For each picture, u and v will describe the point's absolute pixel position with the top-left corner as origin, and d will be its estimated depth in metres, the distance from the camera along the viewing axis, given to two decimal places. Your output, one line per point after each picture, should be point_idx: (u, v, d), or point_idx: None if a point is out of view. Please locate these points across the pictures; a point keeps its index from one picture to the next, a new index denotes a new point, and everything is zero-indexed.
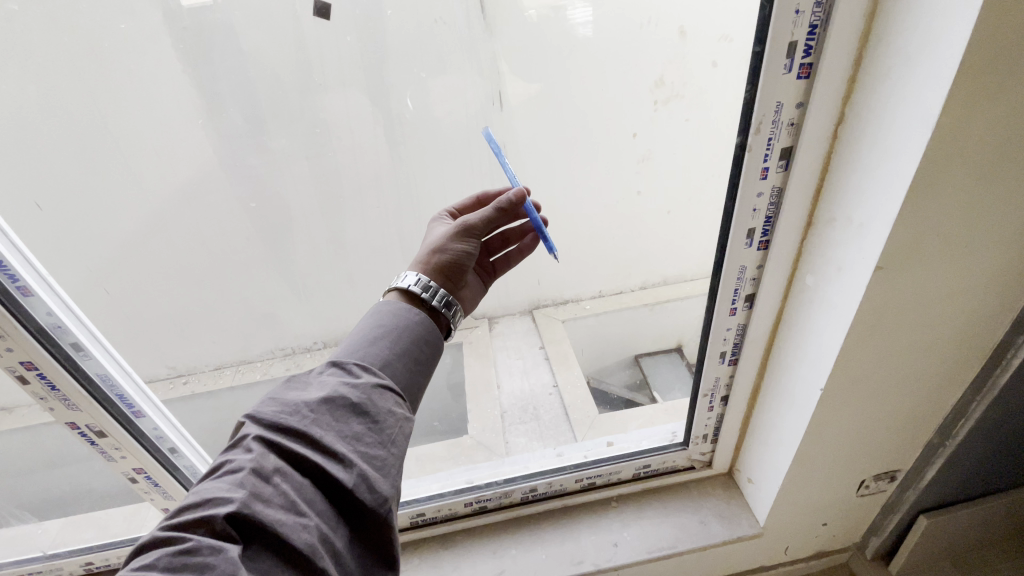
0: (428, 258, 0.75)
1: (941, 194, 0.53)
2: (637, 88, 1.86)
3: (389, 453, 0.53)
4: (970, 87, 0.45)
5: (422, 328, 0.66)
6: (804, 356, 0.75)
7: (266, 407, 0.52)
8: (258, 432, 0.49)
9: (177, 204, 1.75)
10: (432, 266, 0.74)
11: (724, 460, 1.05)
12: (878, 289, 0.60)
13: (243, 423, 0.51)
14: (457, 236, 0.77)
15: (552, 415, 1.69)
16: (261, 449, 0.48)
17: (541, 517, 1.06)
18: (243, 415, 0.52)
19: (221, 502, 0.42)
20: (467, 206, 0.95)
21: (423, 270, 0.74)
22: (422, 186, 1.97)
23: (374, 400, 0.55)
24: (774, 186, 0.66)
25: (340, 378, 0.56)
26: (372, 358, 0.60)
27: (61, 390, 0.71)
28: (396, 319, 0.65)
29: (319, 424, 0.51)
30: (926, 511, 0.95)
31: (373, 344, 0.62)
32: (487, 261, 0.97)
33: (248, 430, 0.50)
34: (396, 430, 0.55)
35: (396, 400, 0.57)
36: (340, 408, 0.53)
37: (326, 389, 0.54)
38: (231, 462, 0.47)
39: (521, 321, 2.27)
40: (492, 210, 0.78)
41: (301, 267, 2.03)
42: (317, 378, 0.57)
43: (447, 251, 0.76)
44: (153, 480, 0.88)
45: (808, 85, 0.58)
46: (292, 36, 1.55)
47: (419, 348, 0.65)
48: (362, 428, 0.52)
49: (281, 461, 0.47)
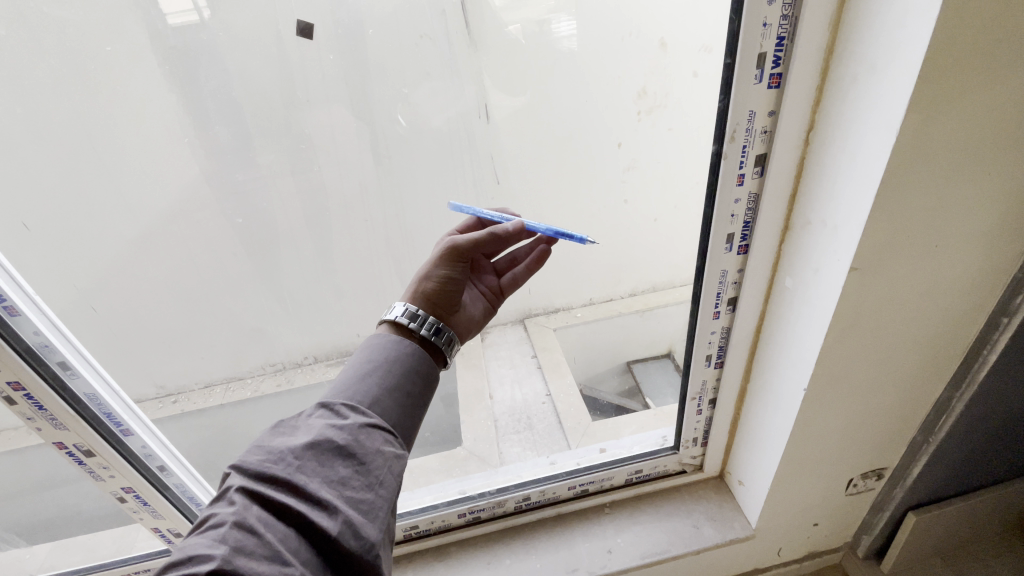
0: (415, 288, 0.77)
1: (909, 196, 0.55)
2: (620, 99, 1.90)
3: (376, 495, 0.53)
4: (930, 94, 0.48)
5: (412, 359, 0.68)
6: (786, 357, 0.76)
7: (251, 457, 0.52)
8: (241, 483, 0.49)
9: (165, 221, 1.75)
10: (419, 294, 0.76)
11: (715, 463, 1.06)
12: (853, 290, 0.62)
13: (228, 475, 0.51)
14: (444, 261, 0.78)
15: (545, 424, 1.69)
16: (244, 501, 0.47)
17: (535, 526, 1.06)
18: (228, 466, 0.52)
19: (203, 559, 0.41)
20: (469, 227, 0.95)
21: (411, 300, 0.75)
22: (411, 199, 1.98)
23: (361, 441, 0.55)
24: (751, 192, 0.68)
25: (327, 421, 0.57)
26: (360, 397, 0.61)
27: (48, 410, 0.71)
28: (386, 352, 0.67)
29: (304, 471, 0.51)
30: (914, 508, 0.96)
31: (362, 381, 0.63)
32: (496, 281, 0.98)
33: (231, 482, 0.50)
34: (384, 470, 0.55)
35: (384, 439, 0.58)
36: (326, 452, 0.53)
37: (312, 433, 0.54)
38: (214, 516, 0.46)
39: (513, 330, 2.29)
40: (484, 235, 0.77)
41: (291, 282, 2.03)
42: (304, 422, 0.57)
43: (432, 277, 0.78)
44: (143, 499, 0.87)
45: (779, 94, 0.60)
46: (276, 55, 1.58)
47: (410, 382, 0.66)
48: (347, 472, 0.53)
49: (264, 512, 0.47)
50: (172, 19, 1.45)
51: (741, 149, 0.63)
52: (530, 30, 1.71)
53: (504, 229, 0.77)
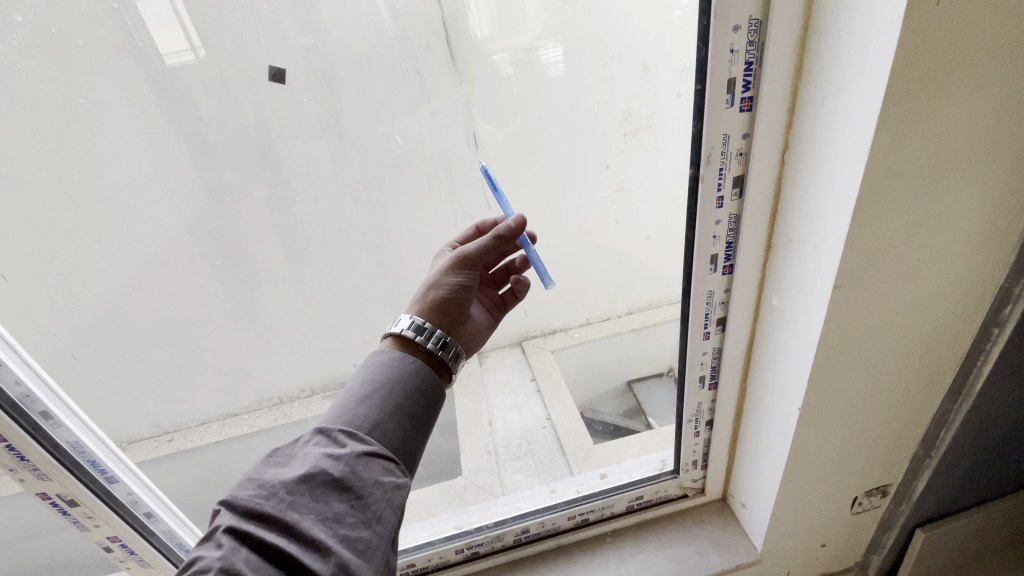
0: (424, 297, 0.77)
1: (886, 212, 0.55)
2: (605, 122, 1.92)
3: (373, 533, 0.52)
4: (898, 114, 0.48)
5: (417, 377, 0.66)
6: (779, 377, 0.75)
7: (242, 491, 0.51)
8: (230, 523, 0.48)
9: (159, 260, 1.77)
10: (427, 304, 0.77)
11: (717, 486, 1.03)
12: (839, 307, 0.61)
13: (218, 510, 0.50)
14: (454, 269, 0.79)
15: (547, 450, 1.66)
16: (232, 544, 0.46)
17: (536, 558, 1.03)
18: (219, 501, 0.51)
19: None
20: (466, 237, 1.00)
21: (419, 312, 0.76)
22: (403, 226, 1.99)
23: (359, 472, 0.54)
24: (730, 213, 0.68)
25: (323, 450, 0.56)
26: (362, 421, 0.60)
27: (30, 461, 0.69)
28: (388, 370, 0.66)
29: (297, 507, 0.50)
30: (923, 524, 0.93)
31: (363, 405, 0.62)
32: (497, 294, 1.01)
33: (220, 520, 0.49)
34: (383, 504, 0.54)
35: (384, 469, 0.56)
36: (321, 486, 0.52)
37: (306, 464, 0.53)
38: (201, 558, 0.45)
39: (511, 354, 2.27)
40: (490, 238, 0.78)
41: (286, 314, 2.02)
42: (301, 449, 0.57)
43: (442, 286, 0.78)
44: (129, 548, 0.84)
45: (751, 117, 0.60)
46: (249, 100, 1.62)
47: (414, 404, 0.64)
48: (342, 508, 0.52)
49: (253, 554, 0.46)
50: (168, 60, 1.50)
51: (718, 172, 0.64)
52: (516, 58, 1.72)
53: (508, 226, 0.77)
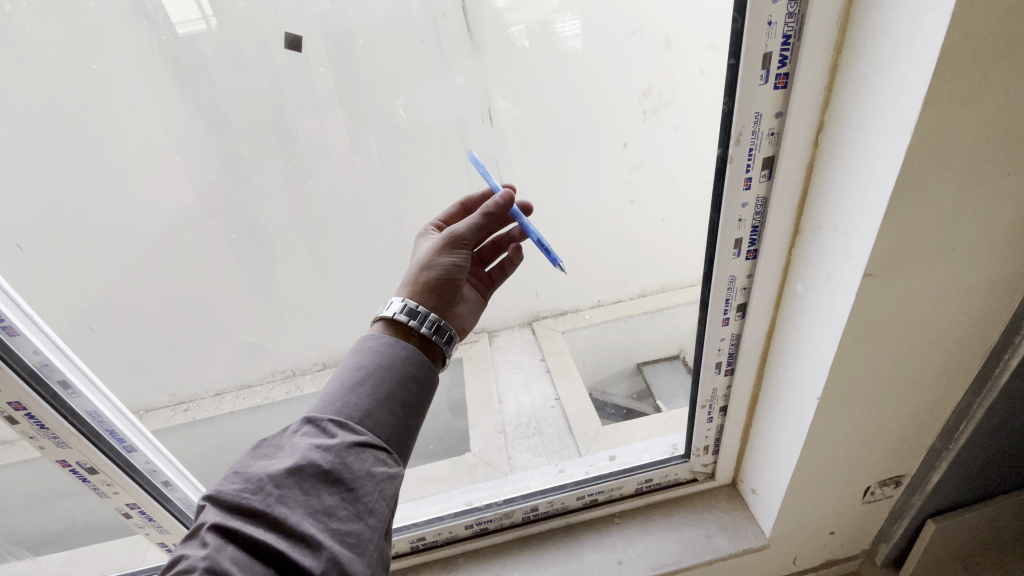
0: (417, 277, 0.76)
1: (925, 199, 0.52)
2: (625, 98, 1.87)
3: (364, 526, 0.53)
4: (947, 94, 0.45)
5: (409, 363, 0.66)
6: (799, 365, 0.73)
7: (228, 486, 0.51)
8: (215, 520, 0.48)
9: (175, 232, 1.77)
10: (421, 284, 0.75)
11: (727, 471, 1.03)
12: (867, 296, 0.59)
13: (204, 506, 0.50)
14: (447, 249, 0.78)
15: (555, 429, 1.68)
16: (217, 542, 0.47)
17: (545, 536, 1.04)
18: (205, 495, 0.51)
19: None
20: (452, 215, 0.97)
21: (410, 295, 0.74)
22: (416, 202, 1.97)
23: (349, 464, 0.54)
24: (758, 196, 0.65)
25: (312, 441, 0.55)
26: (352, 410, 0.59)
27: (49, 428, 0.70)
28: (380, 356, 0.65)
29: (285, 501, 0.50)
30: (934, 515, 0.92)
31: (353, 392, 0.61)
32: (483, 271, 0.99)
33: (206, 516, 0.49)
34: (375, 496, 0.54)
35: (375, 460, 0.56)
36: (311, 479, 0.52)
37: (295, 456, 0.53)
38: (186, 558, 0.45)
39: (521, 334, 2.25)
40: (480, 215, 0.78)
41: (298, 288, 2.03)
42: (290, 440, 0.57)
43: (436, 266, 0.77)
44: (148, 514, 0.86)
45: (786, 95, 0.57)
46: (264, 70, 1.59)
47: (407, 390, 0.64)
48: (332, 501, 0.52)
49: (240, 552, 0.46)
50: (180, 29, 1.47)
51: (747, 152, 0.61)
52: (533, 32, 1.68)
53: (496, 202, 0.78)
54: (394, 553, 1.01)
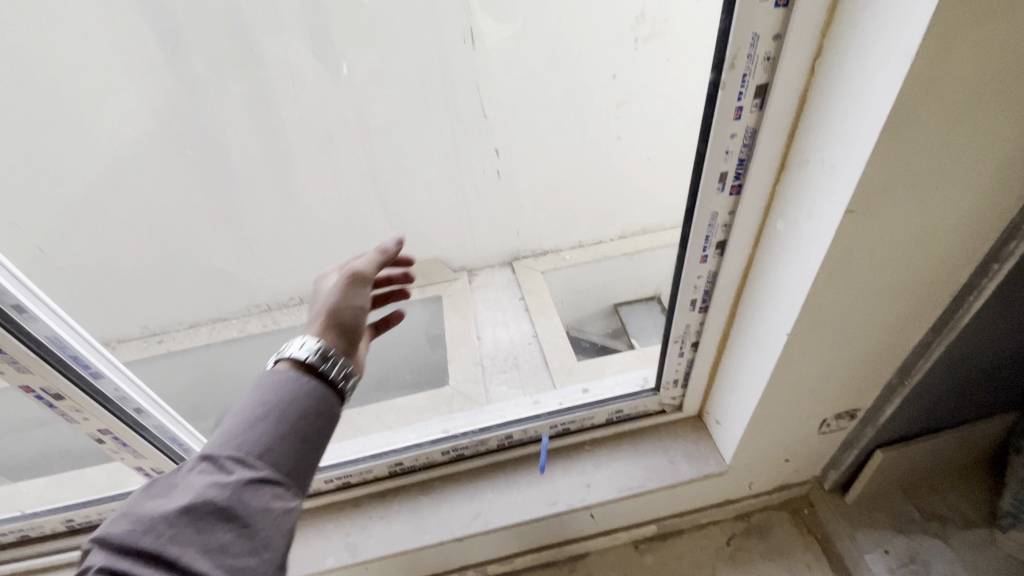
0: (325, 317, 0.70)
1: (915, 133, 0.51)
2: (617, 23, 1.75)
3: (261, 562, 0.49)
4: (955, 16, 0.43)
5: (314, 400, 0.61)
6: (772, 302, 0.74)
7: (113, 530, 0.47)
8: (96, 566, 0.44)
9: (137, 156, 1.68)
10: (328, 326, 0.69)
11: (694, 403, 1.07)
12: (845, 234, 0.59)
13: (87, 550, 0.46)
14: (354, 288, 0.74)
15: (532, 365, 1.71)
16: None
17: (519, 461, 1.08)
18: (86, 541, 0.46)
19: None
20: None
21: (319, 336, 0.67)
22: (395, 132, 1.85)
23: (249, 499, 0.51)
24: (748, 127, 0.63)
25: (211, 476, 0.51)
26: (255, 442, 0.55)
27: (7, 353, 0.68)
28: (281, 392, 0.60)
29: (176, 541, 0.46)
30: (882, 445, 0.99)
31: (251, 429, 0.56)
32: None
33: (88, 562, 0.44)
34: (274, 530, 0.51)
35: (276, 494, 0.53)
36: (205, 517, 0.48)
37: (190, 493, 0.49)
38: None
39: (501, 273, 2.24)
40: (377, 254, 0.79)
41: (271, 220, 1.96)
42: (185, 475, 0.52)
43: (344, 308, 0.72)
44: (122, 440, 0.86)
45: (787, 15, 0.54)
46: None
47: (311, 423, 0.59)
48: (229, 537, 0.48)
49: None
50: None
51: (740, 78, 0.58)
52: None
53: (391, 244, 0.79)
54: (373, 477, 1.05)
